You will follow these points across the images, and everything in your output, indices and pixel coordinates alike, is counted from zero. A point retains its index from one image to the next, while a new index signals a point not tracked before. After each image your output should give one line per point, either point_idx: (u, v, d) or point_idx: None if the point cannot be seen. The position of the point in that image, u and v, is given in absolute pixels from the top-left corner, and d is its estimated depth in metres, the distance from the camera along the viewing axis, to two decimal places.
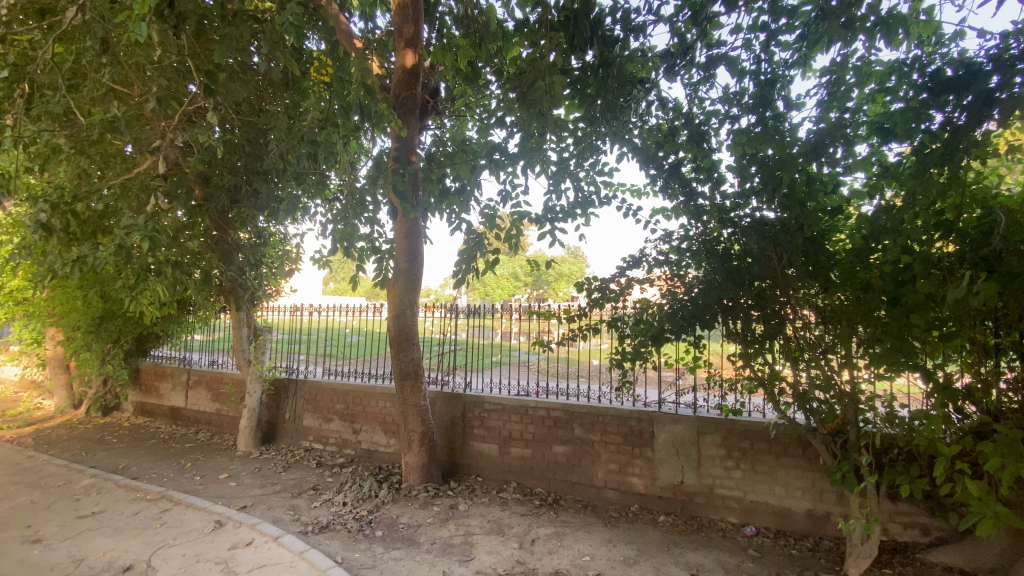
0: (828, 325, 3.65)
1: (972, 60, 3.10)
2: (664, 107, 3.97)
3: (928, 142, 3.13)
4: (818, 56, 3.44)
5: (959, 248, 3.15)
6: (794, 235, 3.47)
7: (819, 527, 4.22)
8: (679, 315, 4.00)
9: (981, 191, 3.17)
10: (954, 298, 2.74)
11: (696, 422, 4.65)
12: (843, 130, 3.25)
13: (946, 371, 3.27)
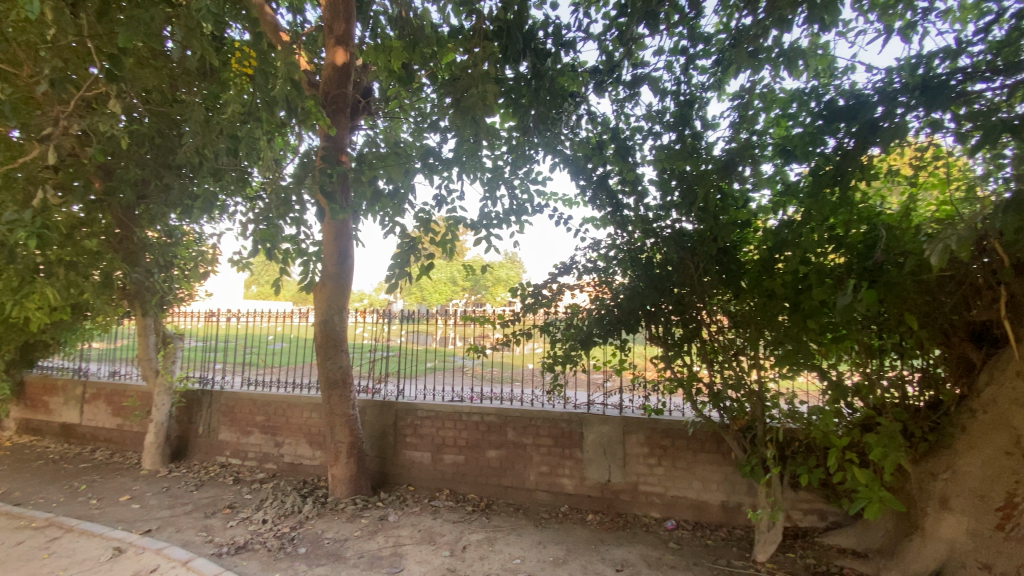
0: (739, 329, 3.97)
1: (860, 92, 3.50)
2: (593, 120, 4.12)
3: (822, 164, 3.50)
4: (731, 80, 3.70)
5: (847, 260, 3.53)
6: (709, 246, 3.74)
7: (732, 517, 4.52)
8: (605, 320, 4.19)
9: (866, 209, 3.57)
10: (843, 304, 3.08)
11: (622, 422, 4.83)
12: (751, 151, 3.54)
13: (838, 371, 3.60)
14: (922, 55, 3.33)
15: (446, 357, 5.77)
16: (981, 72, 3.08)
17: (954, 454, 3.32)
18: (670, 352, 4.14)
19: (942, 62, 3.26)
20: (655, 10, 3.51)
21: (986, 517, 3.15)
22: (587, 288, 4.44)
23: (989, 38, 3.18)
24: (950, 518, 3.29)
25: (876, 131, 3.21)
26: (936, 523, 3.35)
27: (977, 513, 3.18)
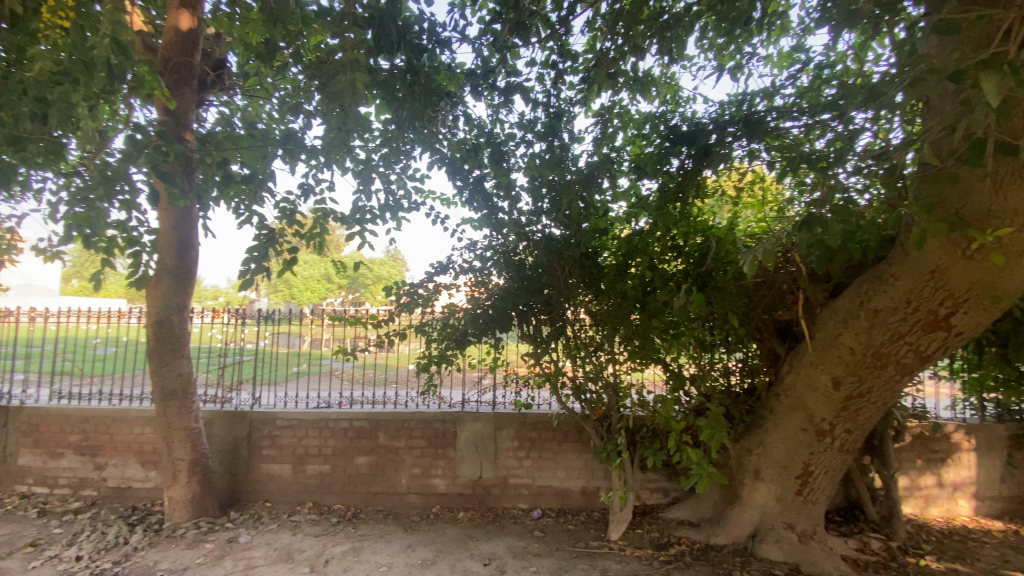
0: (599, 327, 4.31)
1: (699, 121, 4.06)
2: (469, 122, 4.15)
3: (667, 180, 3.96)
4: (594, 99, 4.01)
5: (684, 266, 4.11)
6: (573, 251, 4.04)
7: (591, 501, 4.89)
8: (480, 320, 4.27)
9: (702, 223, 4.15)
10: (678, 305, 3.58)
11: (494, 418, 4.96)
12: (610, 166, 3.88)
13: (678, 363, 4.15)
14: (748, 94, 3.91)
15: (317, 360, 5.35)
16: (790, 113, 3.71)
17: (765, 433, 3.93)
18: (539, 348, 4.34)
19: (762, 101, 3.88)
20: (526, 22, 3.67)
21: (788, 484, 3.85)
22: (464, 288, 4.46)
23: (797, 84, 3.88)
24: (762, 486, 3.92)
25: (707, 156, 3.82)
26: (752, 492, 3.97)
27: (782, 481, 3.86)
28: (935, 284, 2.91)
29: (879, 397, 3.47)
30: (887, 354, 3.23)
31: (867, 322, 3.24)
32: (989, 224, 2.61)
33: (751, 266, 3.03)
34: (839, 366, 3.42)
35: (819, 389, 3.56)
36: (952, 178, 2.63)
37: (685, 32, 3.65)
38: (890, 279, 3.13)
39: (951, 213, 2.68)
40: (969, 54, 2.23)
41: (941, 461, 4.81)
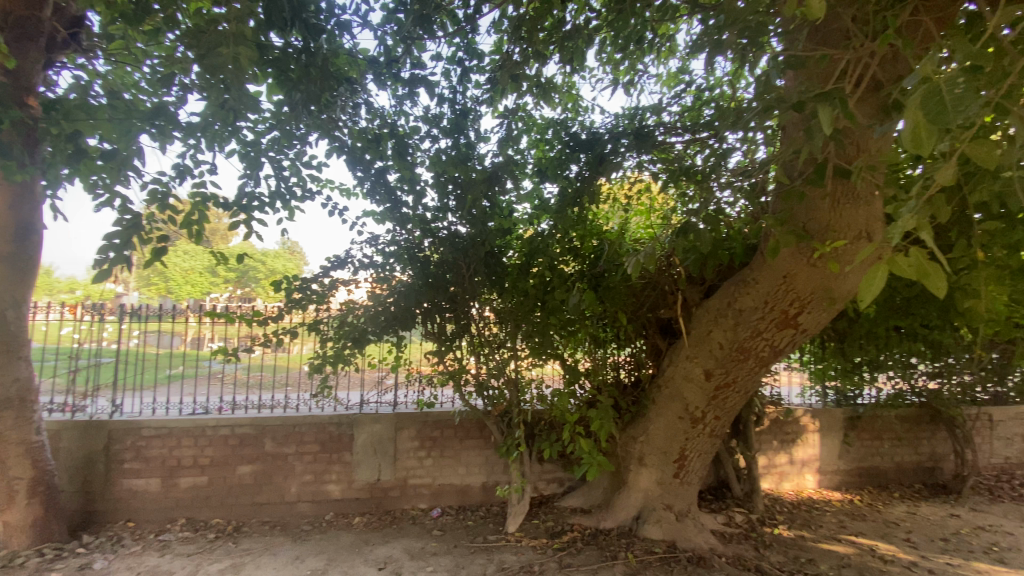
0: (502, 324, 4.37)
1: (596, 130, 4.29)
2: (371, 112, 4.00)
3: (566, 185, 4.12)
4: (499, 100, 4.06)
5: (580, 267, 4.36)
6: (478, 248, 4.08)
7: (490, 496, 4.95)
8: (380, 318, 4.14)
9: (597, 227, 4.42)
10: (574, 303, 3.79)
11: (394, 418, 4.84)
12: (513, 167, 3.96)
13: (576, 359, 4.36)
14: (641, 109, 4.20)
15: (196, 362, 4.76)
16: (675, 130, 4.07)
17: (648, 421, 4.26)
18: (442, 346, 4.30)
19: (652, 116, 4.19)
20: (430, 16, 3.62)
21: (667, 468, 4.22)
22: (364, 283, 4.29)
23: (681, 103, 4.24)
24: (645, 471, 4.26)
25: (603, 163, 4.06)
26: (637, 477, 4.29)
27: (662, 465, 4.22)
28: (787, 287, 3.34)
29: (743, 385, 3.92)
30: (749, 348, 3.67)
31: (734, 321, 3.65)
32: (827, 237, 3.03)
33: (638, 268, 3.28)
34: (710, 359, 3.83)
35: (695, 380, 3.94)
36: (801, 195, 3.06)
37: (584, 44, 3.87)
38: (752, 282, 3.55)
39: (800, 226, 3.11)
40: (816, 87, 2.59)
41: (792, 442, 5.55)
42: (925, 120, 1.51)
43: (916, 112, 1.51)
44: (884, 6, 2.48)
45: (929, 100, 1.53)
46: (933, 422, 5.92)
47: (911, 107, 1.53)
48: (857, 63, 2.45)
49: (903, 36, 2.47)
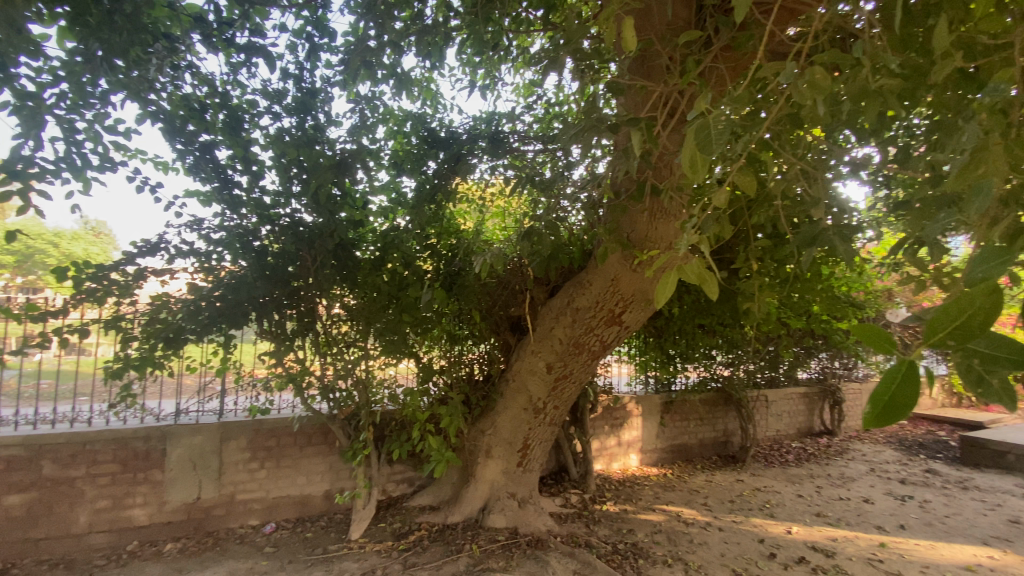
0: (353, 321, 4.14)
1: (455, 129, 4.32)
2: (197, 76, 3.49)
3: (421, 182, 4.09)
4: (353, 84, 3.85)
5: (435, 264, 4.38)
6: (324, 240, 3.86)
7: (332, 505, 4.67)
8: (201, 314, 3.67)
9: (453, 226, 4.48)
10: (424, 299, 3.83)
11: (219, 428, 4.30)
12: (365, 156, 3.80)
13: (429, 356, 4.39)
14: (497, 114, 4.29)
15: None
16: (528, 138, 4.27)
17: (496, 415, 4.43)
18: (281, 346, 3.95)
19: (507, 123, 4.34)
20: None
21: (511, 458, 4.44)
22: (183, 273, 3.74)
23: (534, 113, 4.49)
24: (492, 463, 4.42)
25: (457, 162, 4.12)
26: (483, 469, 4.43)
27: (507, 455, 4.43)
28: (614, 289, 3.76)
29: (579, 377, 4.28)
30: (584, 342, 4.03)
31: (572, 318, 3.98)
32: (646, 247, 3.47)
33: (486, 267, 3.41)
34: (552, 354, 4.12)
35: (538, 373, 4.21)
36: (627, 208, 3.46)
37: (441, 41, 3.88)
38: (587, 283, 3.91)
39: (624, 237, 3.52)
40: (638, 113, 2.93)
41: (620, 425, 6.24)
42: (697, 150, 1.77)
43: (691, 142, 1.75)
44: (692, 50, 2.92)
45: (700, 132, 1.79)
46: (727, 404, 7.14)
47: (687, 137, 1.77)
48: (669, 96, 2.82)
49: (704, 78, 2.91)
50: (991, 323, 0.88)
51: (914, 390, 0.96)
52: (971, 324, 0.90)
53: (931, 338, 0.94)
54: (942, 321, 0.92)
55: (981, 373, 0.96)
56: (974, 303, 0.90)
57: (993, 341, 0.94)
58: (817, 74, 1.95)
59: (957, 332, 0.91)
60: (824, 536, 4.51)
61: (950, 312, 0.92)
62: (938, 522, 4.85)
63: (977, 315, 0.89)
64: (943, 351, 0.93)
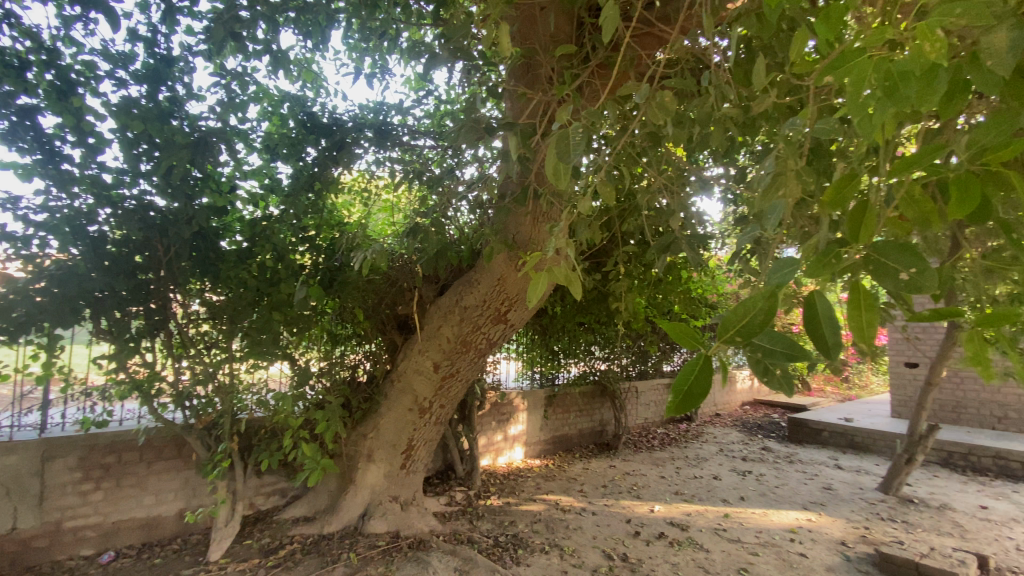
0: (215, 321, 3.74)
1: (338, 117, 4.07)
2: (11, 23, 2.84)
3: (299, 170, 3.86)
4: (219, 56, 3.45)
5: (314, 259, 4.11)
6: (181, 228, 3.44)
7: (188, 525, 4.15)
8: (13, 311, 3.07)
9: (335, 218, 4.19)
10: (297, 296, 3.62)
11: (41, 446, 3.62)
12: (231, 136, 3.44)
13: (307, 358, 4.09)
14: (386, 105, 4.11)
15: None
16: (418, 133, 4.15)
17: (379, 417, 4.30)
18: (124, 347, 3.43)
19: (396, 115, 4.19)
20: None
21: (394, 460, 4.32)
22: None
23: (426, 108, 4.39)
24: (373, 467, 4.27)
25: (339, 151, 3.94)
26: (364, 474, 4.26)
27: (390, 458, 4.30)
28: (500, 288, 3.84)
29: (465, 375, 4.28)
30: (470, 341, 4.05)
31: (459, 317, 3.99)
32: (529, 248, 3.60)
33: (367, 264, 3.23)
34: (438, 353, 4.10)
35: (424, 372, 4.16)
36: (511, 210, 3.54)
37: (324, 21, 3.63)
38: (475, 282, 3.93)
39: (510, 237, 3.60)
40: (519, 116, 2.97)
41: (506, 421, 6.38)
42: (560, 160, 1.65)
43: (552, 153, 1.63)
44: (572, 63, 3.07)
45: (561, 142, 1.68)
46: (603, 396, 7.65)
47: (548, 148, 1.65)
48: (546, 103, 2.90)
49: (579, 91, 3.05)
50: (767, 320, 0.95)
51: (709, 380, 0.97)
52: (753, 322, 0.96)
53: (723, 334, 0.98)
54: (732, 319, 0.97)
55: (766, 364, 1.04)
56: (757, 303, 0.97)
57: (772, 336, 1.02)
58: (665, 96, 2.11)
59: (744, 329, 0.96)
60: (681, 511, 5.05)
61: (738, 310, 0.97)
62: (769, 492, 5.66)
63: (757, 313, 0.96)
64: (733, 346, 0.97)
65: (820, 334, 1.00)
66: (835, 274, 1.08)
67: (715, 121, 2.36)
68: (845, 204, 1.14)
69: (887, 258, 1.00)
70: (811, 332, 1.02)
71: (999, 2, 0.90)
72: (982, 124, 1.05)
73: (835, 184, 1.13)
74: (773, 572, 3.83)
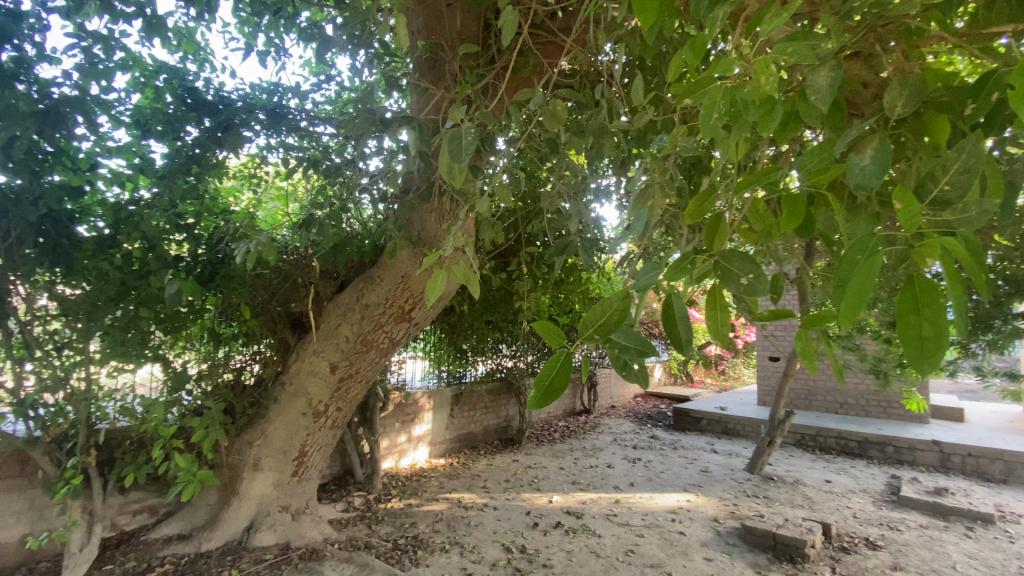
0: (68, 318, 3.24)
1: (226, 96, 3.70)
2: None
3: (175, 150, 3.43)
4: (79, 15, 3.00)
5: (191, 250, 3.68)
6: (26, 210, 2.97)
7: (34, 553, 3.57)
8: None
9: (217, 206, 3.83)
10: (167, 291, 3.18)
11: None
12: (92, 107, 3.00)
13: (183, 359, 3.76)
14: (280, 87, 3.77)
15: None
16: (316, 119, 3.82)
17: (268, 423, 3.99)
18: None
19: (293, 99, 3.87)
20: None
21: (285, 468, 4.04)
22: None
23: (327, 94, 4.15)
24: (259, 476, 3.96)
25: (224, 133, 3.59)
26: (249, 485, 3.94)
27: (280, 466, 4.02)
28: (404, 286, 3.72)
29: (365, 376, 4.10)
30: (371, 340, 3.89)
31: (359, 315, 3.82)
32: (432, 245, 3.55)
33: (253, 257, 2.93)
34: (335, 353, 3.89)
35: (319, 373, 3.93)
36: (415, 206, 3.47)
37: None
38: (377, 279, 3.79)
39: (414, 233, 3.54)
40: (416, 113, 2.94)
41: (410, 421, 6.26)
42: (455, 161, 1.62)
43: (445, 155, 1.60)
44: (477, 62, 3.08)
45: (453, 141, 1.60)
46: (508, 392, 7.78)
47: (441, 147, 1.60)
48: (448, 101, 2.84)
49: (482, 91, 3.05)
50: (622, 320, 1.00)
51: (568, 376, 0.99)
52: (610, 321, 1.01)
53: (584, 332, 1.02)
54: (590, 319, 1.01)
55: (625, 360, 1.08)
56: (612, 305, 1.01)
57: (628, 332, 1.06)
58: (557, 106, 2.15)
59: (601, 328, 1.01)
60: (578, 500, 5.30)
61: (596, 310, 1.02)
62: (655, 477, 6.13)
63: (613, 314, 1.00)
64: (593, 343, 1.02)
65: (675, 333, 1.09)
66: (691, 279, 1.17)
67: (606, 135, 2.44)
68: (702, 218, 1.22)
69: (730, 264, 1.12)
70: (668, 331, 1.10)
71: (818, 46, 1.01)
72: (808, 148, 1.14)
73: (695, 199, 1.19)
74: (656, 550, 4.16)
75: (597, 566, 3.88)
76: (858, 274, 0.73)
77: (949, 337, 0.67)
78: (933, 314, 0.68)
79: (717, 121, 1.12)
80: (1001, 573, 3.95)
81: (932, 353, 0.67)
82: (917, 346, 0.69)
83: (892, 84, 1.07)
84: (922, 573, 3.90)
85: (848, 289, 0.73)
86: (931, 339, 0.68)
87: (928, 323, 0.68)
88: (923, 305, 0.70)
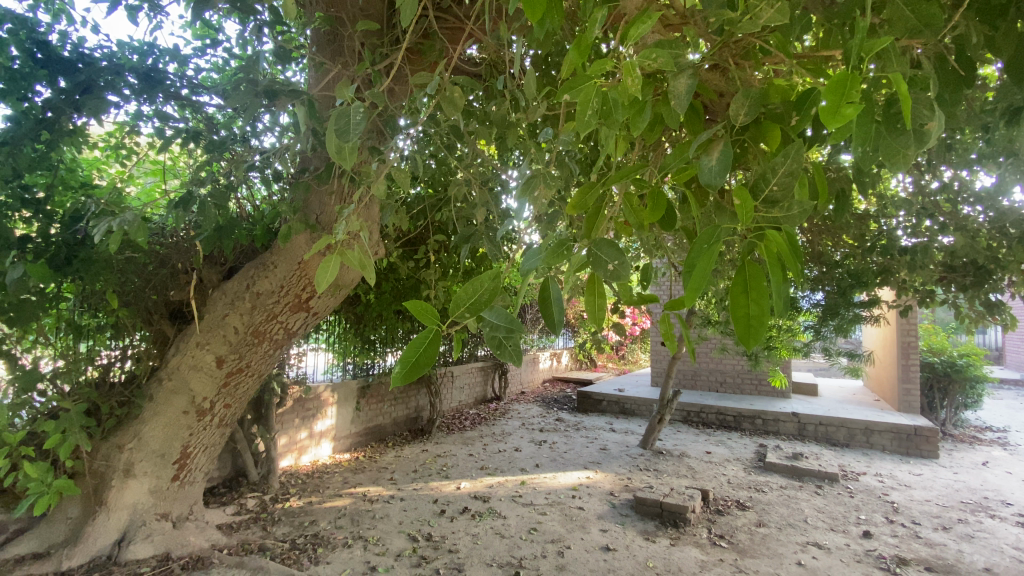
0: None
1: (88, 54, 3.16)
2: None
3: (21, 112, 2.94)
4: None
5: (41, 228, 3.17)
6: None
7: None
8: None
9: (73, 178, 3.36)
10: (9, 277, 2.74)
11: None
12: None
13: (32, 356, 3.30)
14: (156, 48, 3.31)
15: None
16: (200, 87, 3.37)
17: (141, 423, 3.59)
18: None
19: (171, 64, 3.44)
20: None
21: (163, 473, 3.67)
22: None
23: (213, 61, 3.77)
24: (132, 483, 3.55)
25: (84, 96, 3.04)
26: (119, 492, 3.52)
27: (157, 471, 3.64)
28: (301, 272, 3.50)
29: (258, 370, 3.82)
30: (263, 331, 3.62)
31: (250, 304, 3.54)
32: (331, 230, 3.38)
33: (119, 236, 2.54)
34: (221, 344, 3.58)
35: (202, 367, 3.60)
36: (313, 186, 3.32)
37: None
38: (270, 265, 3.53)
39: (312, 216, 3.35)
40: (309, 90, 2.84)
41: (312, 416, 5.97)
42: (341, 144, 1.56)
43: (331, 134, 1.52)
44: (381, 41, 2.99)
45: (341, 118, 1.50)
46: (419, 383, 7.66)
47: (328, 125, 1.51)
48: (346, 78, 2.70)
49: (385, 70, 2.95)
50: (492, 299, 1.02)
51: (436, 351, 0.96)
52: (480, 299, 1.02)
53: (455, 311, 1.02)
54: (462, 298, 1.01)
55: (502, 340, 1.09)
56: (484, 284, 1.03)
57: (499, 312, 1.08)
58: (454, 91, 2.11)
59: (472, 306, 1.01)
60: (485, 484, 5.40)
61: (468, 289, 1.02)
62: (559, 457, 6.43)
63: (483, 293, 1.02)
64: (463, 322, 1.01)
65: (549, 312, 1.15)
66: (565, 262, 1.21)
67: (509, 126, 2.48)
68: (583, 210, 1.29)
69: (601, 252, 1.17)
70: (543, 311, 1.15)
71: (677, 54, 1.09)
72: (672, 148, 1.23)
73: (578, 191, 1.26)
74: (557, 526, 4.37)
75: (501, 547, 3.99)
76: (701, 262, 0.83)
77: (769, 317, 0.78)
78: (758, 298, 0.79)
79: (592, 117, 1.19)
80: (841, 522, 4.65)
81: (755, 329, 0.78)
82: (744, 324, 0.79)
83: (738, 95, 1.18)
84: (781, 527, 4.48)
85: (694, 274, 0.83)
86: (756, 319, 0.79)
87: (755, 304, 0.79)
88: (751, 289, 0.80)
